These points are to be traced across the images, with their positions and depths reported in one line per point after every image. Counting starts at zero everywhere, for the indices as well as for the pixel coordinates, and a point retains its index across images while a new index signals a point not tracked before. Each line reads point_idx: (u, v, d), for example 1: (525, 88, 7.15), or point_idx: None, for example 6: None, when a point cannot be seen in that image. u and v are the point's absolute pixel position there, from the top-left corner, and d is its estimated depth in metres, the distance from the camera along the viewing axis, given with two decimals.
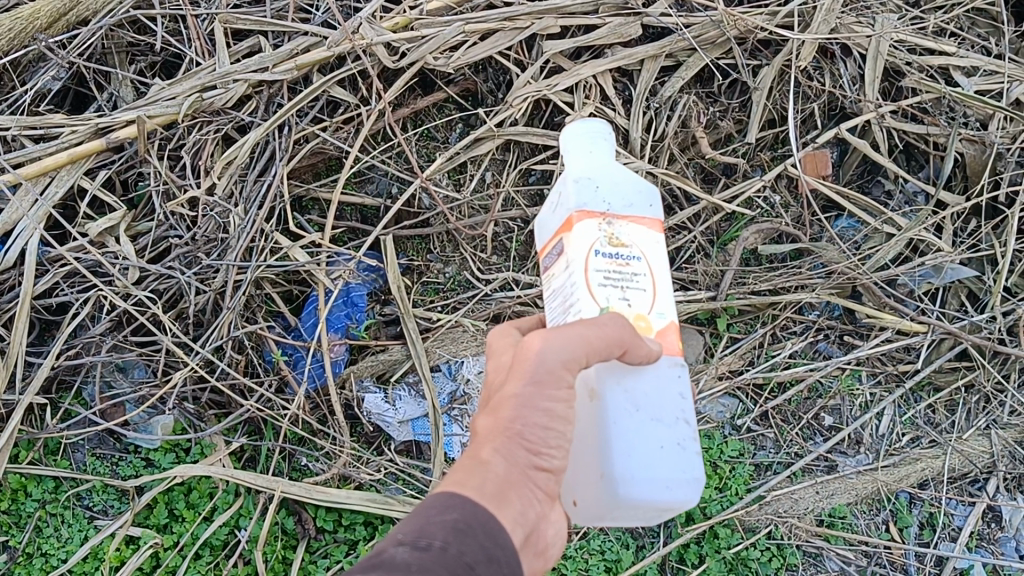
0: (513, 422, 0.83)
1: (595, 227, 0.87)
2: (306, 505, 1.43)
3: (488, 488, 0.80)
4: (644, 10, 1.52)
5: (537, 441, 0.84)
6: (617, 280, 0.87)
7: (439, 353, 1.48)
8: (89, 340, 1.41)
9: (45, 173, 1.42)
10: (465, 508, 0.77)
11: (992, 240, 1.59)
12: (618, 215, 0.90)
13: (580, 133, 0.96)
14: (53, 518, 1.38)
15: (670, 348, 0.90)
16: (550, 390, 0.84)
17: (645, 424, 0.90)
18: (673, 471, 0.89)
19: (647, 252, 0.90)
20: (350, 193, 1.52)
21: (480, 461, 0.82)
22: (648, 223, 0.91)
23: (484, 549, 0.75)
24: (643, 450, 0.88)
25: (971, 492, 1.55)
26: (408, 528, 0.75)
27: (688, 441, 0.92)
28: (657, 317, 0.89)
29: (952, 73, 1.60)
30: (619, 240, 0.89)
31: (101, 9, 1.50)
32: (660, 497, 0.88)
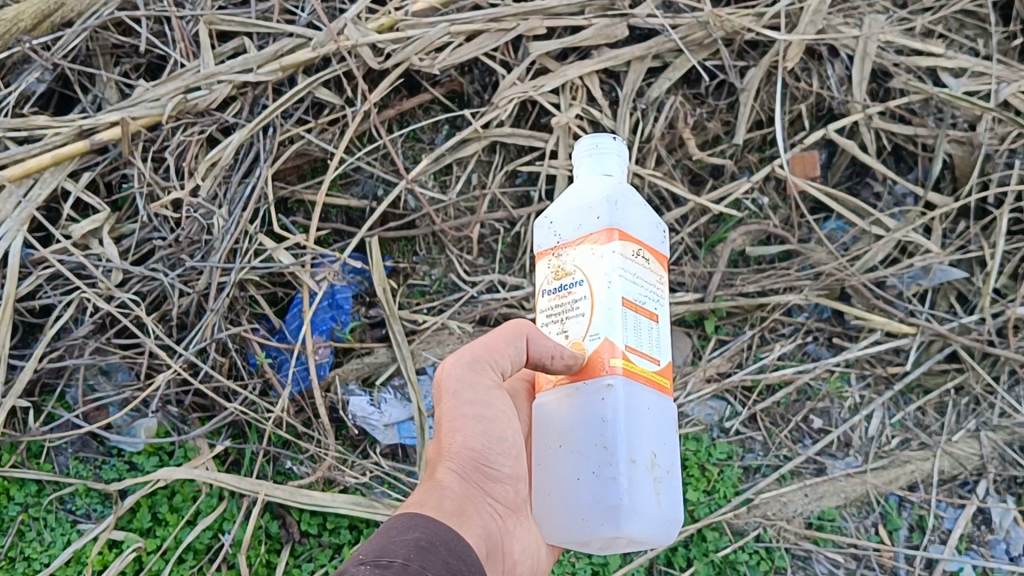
0: (456, 438, 0.92)
1: (544, 266, 0.96)
2: (290, 509, 1.41)
3: (447, 504, 0.87)
4: (631, 11, 1.51)
5: (481, 449, 0.93)
6: (559, 312, 0.94)
7: (425, 355, 1.47)
8: (72, 342, 1.41)
9: (28, 175, 1.41)
10: (422, 525, 0.81)
11: (981, 241, 1.58)
12: (568, 245, 0.95)
13: (577, 153, 0.98)
14: (36, 522, 1.37)
15: (594, 368, 0.89)
16: (478, 400, 0.94)
17: (566, 460, 0.93)
18: (586, 500, 0.91)
19: (587, 274, 0.91)
20: (335, 194, 1.51)
21: (435, 483, 0.90)
22: (594, 239, 0.92)
23: (445, 560, 0.78)
24: (562, 486, 0.93)
25: (961, 493, 1.52)
26: (367, 550, 0.77)
27: (606, 466, 0.90)
28: (590, 339, 0.90)
29: (940, 75, 1.58)
30: (563, 270, 0.94)
31: (86, 10, 1.49)
32: (580, 524, 0.92)
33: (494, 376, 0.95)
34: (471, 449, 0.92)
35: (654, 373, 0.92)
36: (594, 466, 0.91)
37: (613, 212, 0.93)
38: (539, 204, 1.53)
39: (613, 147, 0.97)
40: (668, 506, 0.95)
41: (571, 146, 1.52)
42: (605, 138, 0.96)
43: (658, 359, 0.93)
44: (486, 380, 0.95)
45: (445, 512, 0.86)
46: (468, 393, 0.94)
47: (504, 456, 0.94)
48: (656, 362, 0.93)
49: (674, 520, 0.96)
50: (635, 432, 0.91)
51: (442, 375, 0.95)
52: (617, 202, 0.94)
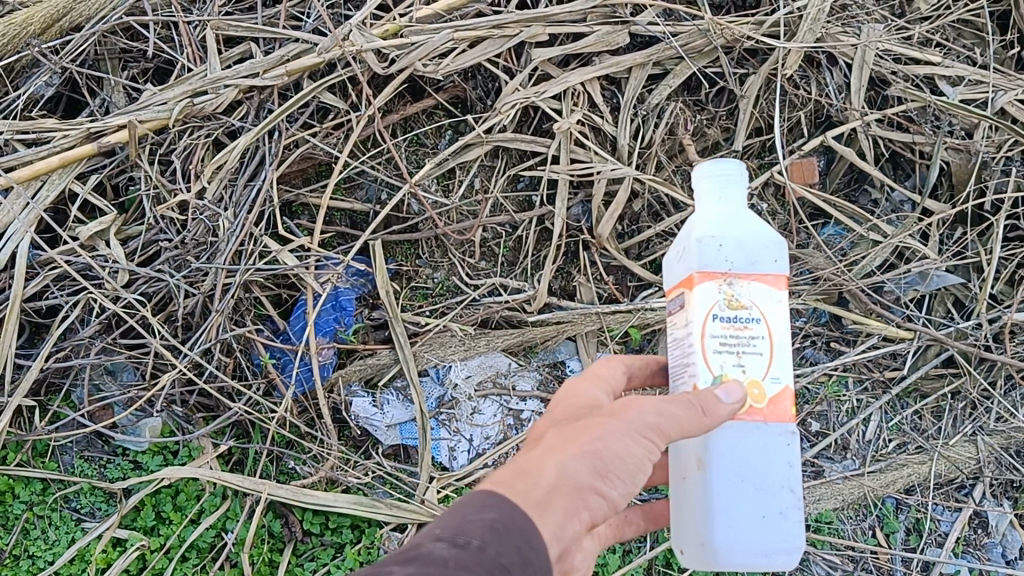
0: (591, 441, 0.85)
1: (715, 290, 0.92)
2: (293, 508, 1.43)
3: (536, 495, 0.79)
4: (632, 18, 1.53)
5: (609, 465, 0.84)
6: (733, 345, 0.92)
7: (426, 357, 1.51)
8: (78, 342, 1.42)
9: (36, 177, 1.42)
10: (510, 510, 0.76)
11: (977, 247, 1.61)
12: (739, 275, 0.93)
13: (709, 178, 1.00)
14: (41, 520, 1.39)
15: (781, 414, 0.93)
16: (633, 434, 0.86)
17: (745, 495, 0.98)
18: (766, 535, 0.99)
19: (766, 314, 0.93)
20: (339, 198, 1.53)
21: (536, 469, 0.82)
22: (770, 280, 0.94)
23: (522, 554, 0.73)
24: (740, 516, 0.98)
25: (957, 497, 1.57)
26: (442, 523, 0.74)
27: (790, 506, 1.00)
28: (772, 381, 0.93)
29: (937, 82, 1.60)
30: (740, 303, 0.92)
31: (94, 15, 1.51)
32: (758, 556, 0.98)
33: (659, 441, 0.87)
34: (593, 454, 0.84)
35: None
36: (800, 497, 1.01)
37: (782, 261, 0.98)
38: (540, 208, 1.55)
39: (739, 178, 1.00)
40: None
41: (572, 151, 1.54)
42: (737, 166, 0.99)
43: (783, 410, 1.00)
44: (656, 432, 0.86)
45: (530, 499, 0.78)
46: (632, 422, 0.86)
47: (619, 483, 0.85)
48: None
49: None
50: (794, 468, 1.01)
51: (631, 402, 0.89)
52: (781, 246, 0.99)
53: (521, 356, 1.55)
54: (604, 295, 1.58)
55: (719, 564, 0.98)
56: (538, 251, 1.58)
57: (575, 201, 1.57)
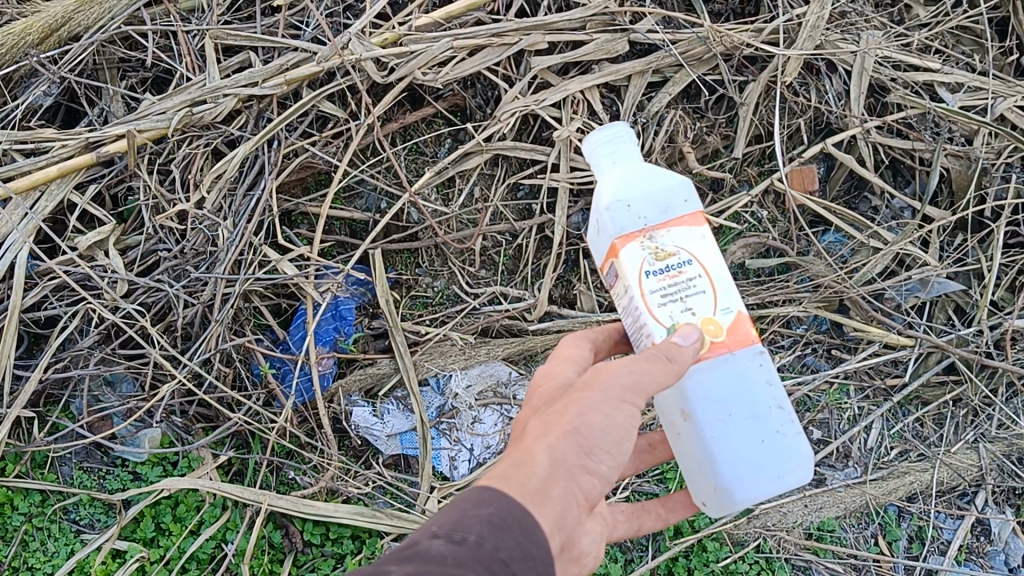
0: (572, 419, 0.87)
1: (639, 249, 0.93)
2: (293, 518, 1.43)
3: (531, 485, 0.82)
4: (631, 26, 1.52)
5: (595, 442, 0.86)
6: (672, 294, 0.93)
7: (426, 367, 1.50)
8: (77, 353, 1.42)
9: (34, 188, 1.42)
10: (507, 502, 0.80)
11: (978, 254, 1.60)
12: (655, 227, 0.95)
13: (600, 145, 1.01)
14: (40, 532, 1.39)
15: (742, 336, 0.94)
16: (613, 402, 0.88)
17: (739, 429, 0.98)
18: (773, 462, 0.98)
19: (695, 252, 0.94)
20: (338, 207, 1.53)
21: (528, 458, 0.84)
22: (689, 221, 0.95)
23: (523, 548, 0.77)
24: (742, 452, 0.98)
25: (959, 505, 1.56)
26: (441, 520, 0.78)
27: (786, 424, 1.00)
28: (723, 312, 0.94)
29: (936, 89, 1.59)
30: (666, 252, 0.94)
31: (93, 24, 1.49)
32: (770, 485, 0.98)
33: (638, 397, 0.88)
34: (579, 431, 0.86)
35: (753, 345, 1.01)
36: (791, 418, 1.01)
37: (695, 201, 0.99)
38: (540, 217, 1.55)
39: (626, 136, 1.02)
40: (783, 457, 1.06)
41: (572, 159, 1.53)
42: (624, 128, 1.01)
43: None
44: (633, 392, 0.88)
45: (526, 492, 0.82)
46: (610, 389, 0.88)
47: (608, 458, 0.87)
48: None
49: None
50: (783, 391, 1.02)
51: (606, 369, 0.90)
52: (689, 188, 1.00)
53: (522, 365, 1.54)
54: (605, 303, 1.56)
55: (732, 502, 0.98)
56: (539, 259, 1.58)
57: (575, 210, 1.56)
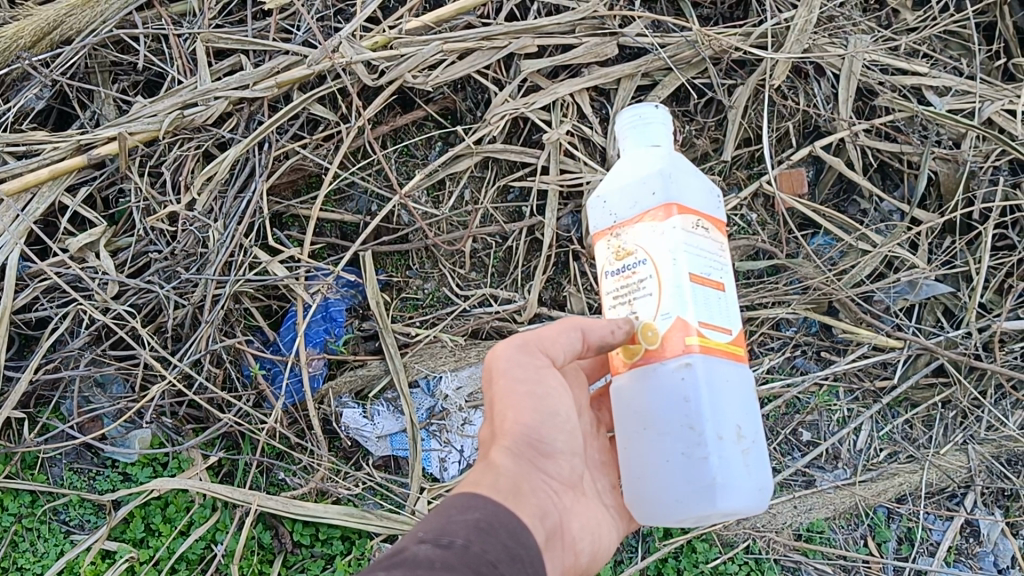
0: (510, 417, 0.99)
1: (604, 247, 1.03)
2: (282, 519, 1.43)
3: (500, 485, 0.93)
4: (621, 30, 1.54)
5: (536, 428, 0.99)
6: (625, 292, 1.00)
7: (416, 368, 1.51)
8: (68, 354, 1.43)
9: (26, 190, 1.43)
10: (484, 506, 0.89)
11: (967, 256, 1.60)
12: (623, 224, 1.01)
13: (619, 129, 1.07)
14: (29, 533, 1.38)
15: (672, 345, 0.95)
16: (531, 387, 1.00)
17: (654, 442, 1.01)
18: (680, 481, 0.99)
19: (647, 249, 0.97)
20: (329, 209, 1.53)
21: (490, 464, 0.96)
22: (652, 215, 0.98)
23: (503, 543, 0.86)
24: (654, 463, 1.01)
25: (948, 506, 1.57)
26: (427, 527, 0.84)
27: (697, 445, 0.98)
28: (662, 318, 0.95)
29: (925, 93, 1.60)
30: (625, 249, 1.00)
31: (85, 28, 1.50)
32: (675, 502, 0.99)
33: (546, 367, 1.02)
34: (519, 425, 0.99)
35: (726, 344, 0.97)
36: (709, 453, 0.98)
37: (678, 185, 1.00)
38: (530, 219, 1.55)
39: (657, 117, 1.05)
40: (759, 474, 1.02)
41: (561, 162, 1.55)
42: (647, 108, 1.05)
43: (729, 329, 0.98)
44: (542, 373, 1.01)
45: (500, 493, 0.92)
46: (525, 378, 1.00)
47: (555, 435, 1.01)
48: (728, 332, 0.98)
49: (765, 489, 1.02)
50: (717, 412, 0.98)
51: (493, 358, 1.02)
52: (671, 173, 1.01)
53: None
54: (595, 306, 1.55)
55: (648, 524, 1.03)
56: (529, 262, 1.58)
57: (565, 212, 1.56)
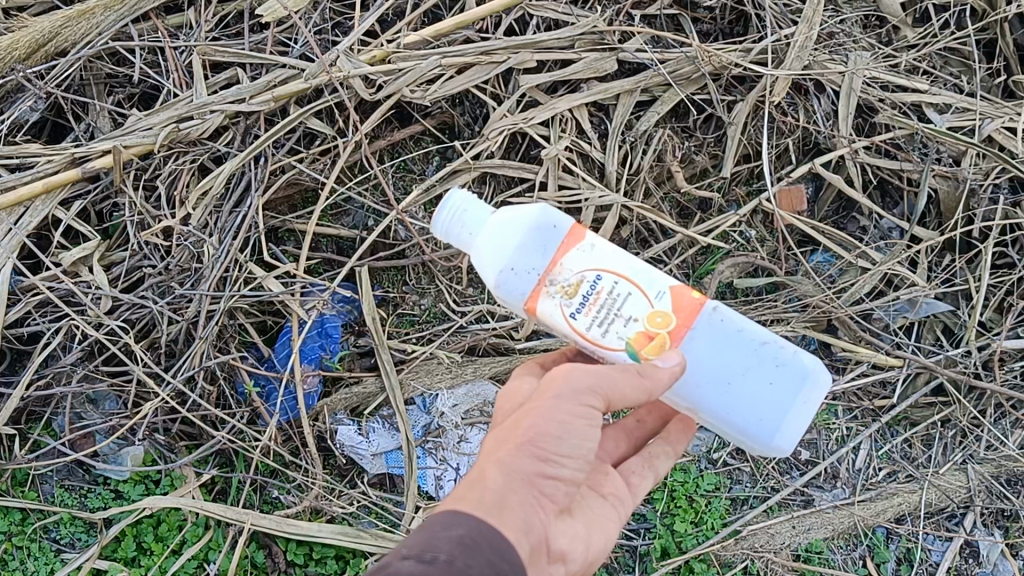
0: (528, 428, 0.94)
1: (550, 300, 0.97)
2: (276, 538, 1.42)
3: (490, 499, 0.89)
4: (620, 46, 1.52)
5: (552, 453, 0.93)
6: (606, 317, 0.97)
7: (413, 385, 1.50)
8: (60, 370, 1.41)
9: (19, 203, 1.41)
10: (469, 522, 0.86)
11: (966, 274, 1.59)
12: (550, 269, 0.98)
13: (447, 221, 1.02)
14: (20, 551, 1.38)
15: (688, 302, 0.97)
16: (564, 416, 0.94)
17: (749, 380, 1.01)
18: (796, 385, 1.01)
19: (598, 264, 0.97)
20: (326, 224, 1.52)
21: (485, 473, 0.92)
22: (572, 242, 0.98)
23: (486, 560, 0.84)
24: (762, 398, 1.01)
25: (947, 526, 1.56)
26: (412, 542, 0.83)
27: (779, 353, 1.03)
28: (659, 299, 0.97)
29: (925, 110, 1.59)
30: (574, 284, 0.97)
31: (80, 40, 1.48)
32: (803, 405, 1.01)
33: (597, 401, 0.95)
34: (535, 444, 0.93)
35: None
36: (782, 341, 1.04)
37: (557, 213, 1.02)
38: None
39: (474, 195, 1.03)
40: None
41: (560, 178, 1.54)
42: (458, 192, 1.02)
43: None
44: (582, 404, 0.94)
45: (487, 508, 0.88)
46: (563, 405, 0.94)
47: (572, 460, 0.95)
48: None
49: None
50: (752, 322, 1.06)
51: (558, 377, 0.96)
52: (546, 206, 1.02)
53: None
54: None
55: (791, 451, 1.00)
56: None
57: None
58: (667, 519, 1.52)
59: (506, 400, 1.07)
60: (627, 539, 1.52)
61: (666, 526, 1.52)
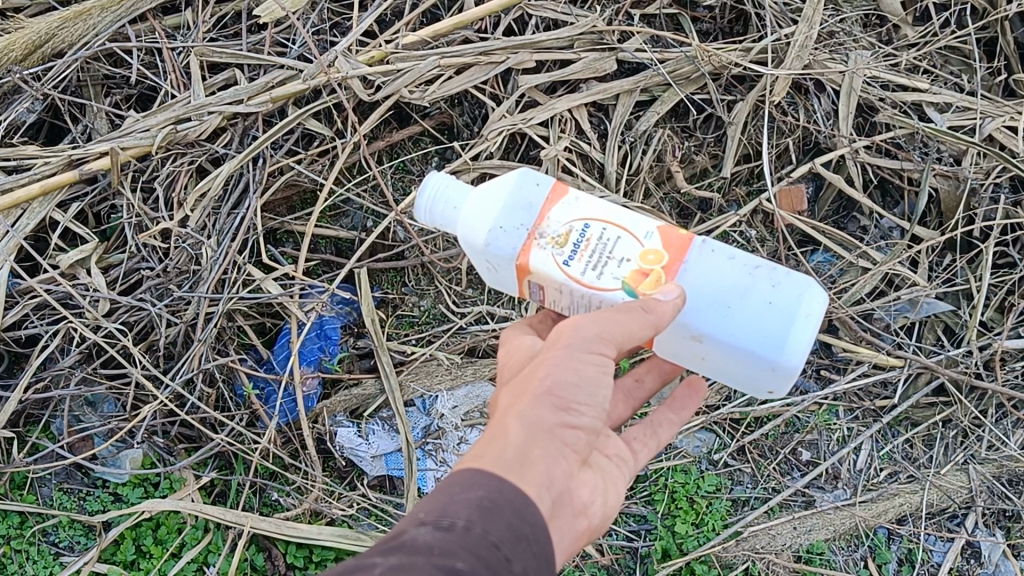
0: (542, 382, 0.88)
1: (542, 251, 0.98)
2: (276, 541, 1.42)
3: (511, 455, 0.83)
4: (620, 45, 1.52)
5: (571, 404, 0.88)
6: (600, 261, 0.97)
7: (413, 387, 1.50)
8: (58, 373, 1.40)
9: (16, 206, 1.40)
10: (489, 487, 0.80)
11: (967, 274, 1.59)
12: (539, 224, 1.00)
13: (430, 205, 1.04)
14: (18, 554, 1.37)
15: (677, 237, 0.99)
16: (578, 365, 0.89)
17: (747, 303, 1.01)
18: (794, 300, 1.00)
19: (585, 214, 0.99)
20: (324, 225, 1.52)
21: (503, 430, 0.86)
22: (557, 198, 1.01)
23: (511, 522, 0.77)
24: (762, 316, 1.00)
25: (949, 527, 1.55)
26: (430, 507, 0.77)
27: (772, 274, 1.02)
28: (649, 239, 0.98)
29: (925, 109, 1.59)
30: (563, 234, 0.99)
31: (77, 41, 1.47)
32: (805, 318, 0.99)
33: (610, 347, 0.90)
34: (552, 396, 0.87)
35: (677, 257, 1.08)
36: (776, 265, 1.03)
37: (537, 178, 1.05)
38: None
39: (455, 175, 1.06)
40: None
41: (559, 179, 1.53)
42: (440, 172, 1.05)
43: None
44: (597, 351, 0.90)
45: (508, 465, 0.82)
46: (576, 354, 0.89)
47: (590, 410, 0.89)
48: None
49: None
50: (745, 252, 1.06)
51: (568, 328, 0.91)
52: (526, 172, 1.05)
53: None
54: None
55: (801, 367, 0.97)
56: None
57: None
58: (667, 520, 1.52)
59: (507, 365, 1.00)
60: (627, 541, 1.51)
61: (667, 527, 1.51)
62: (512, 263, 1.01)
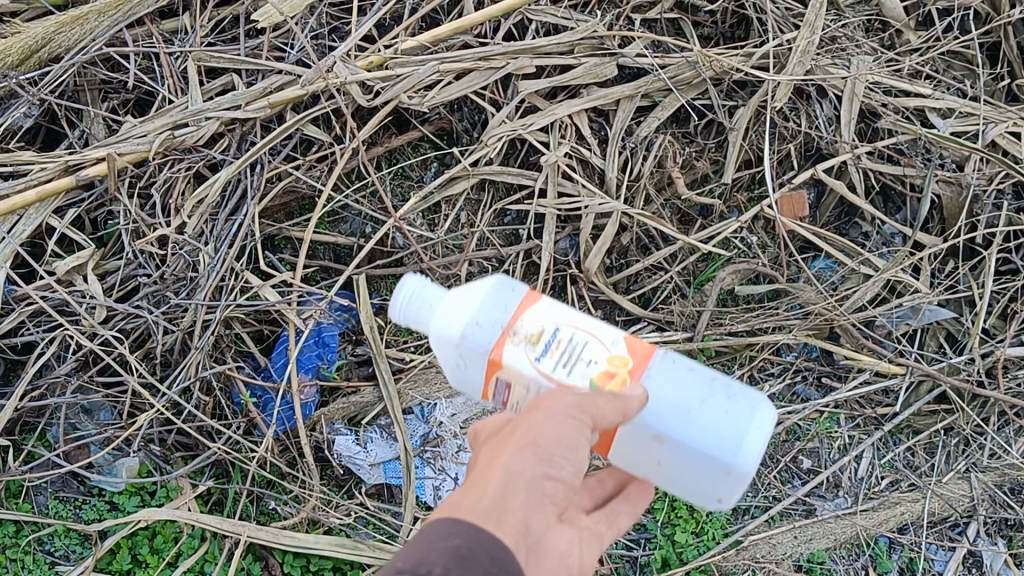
0: (522, 436, 0.85)
1: (512, 349, 0.91)
2: (272, 551, 1.41)
3: (489, 509, 0.81)
4: (620, 50, 1.50)
5: (550, 456, 0.85)
6: (570, 360, 0.90)
7: (411, 394, 1.48)
8: (54, 381, 1.39)
9: (12, 211, 1.39)
10: (466, 533, 0.78)
11: (970, 280, 1.57)
12: (512, 322, 0.93)
13: (404, 307, 0.97)
14: (13, 564, 1.36)
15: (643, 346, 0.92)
16: (564, 433, 0.84)
17: (702, 406, 0.95)
18: (747, 407, 0.96)
19: (555, 317, 0.92)
20: (322, 231, 1.50)
21: (484, 483, 0.83)
22: (528, 301, 0.94)
23: (485, 570, 0.75)
24: (721, 415, 0.95)
25: (951, 536, 1.55)
26: (405, 557, 0.74)
27: (721, 385, 0.99)
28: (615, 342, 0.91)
29: (927, 115, 1.57)
30: (535, 334, 0.92)
31: (74, 45, 1.46)
32: (756, 420, 0.94)
33: (595, 418, 0.86)
34: (531, 446, 0.84)
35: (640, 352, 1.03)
36: (727, 382, 1.01)
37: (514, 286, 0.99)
38: (527, 242, 1.53)
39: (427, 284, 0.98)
40: None
41: (560, 185, 1.52)
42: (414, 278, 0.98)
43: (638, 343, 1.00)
44: (582, 414, 0.85)
45: (484, 516, 0.80)
46: (559, 416, 0.85)
47: (570, 467, 0.86)
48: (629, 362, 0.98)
49: None
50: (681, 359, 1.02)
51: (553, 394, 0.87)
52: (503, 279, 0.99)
53: None
54: None
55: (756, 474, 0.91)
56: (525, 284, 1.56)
57: (563, 236, 1.55)
58: (668, 529, 1.51)
59: (475, 436, 0.98)
60: (627, 550, 1.50)
61: (667, 536, 1.50)
62: (486, 360, 0.93)
